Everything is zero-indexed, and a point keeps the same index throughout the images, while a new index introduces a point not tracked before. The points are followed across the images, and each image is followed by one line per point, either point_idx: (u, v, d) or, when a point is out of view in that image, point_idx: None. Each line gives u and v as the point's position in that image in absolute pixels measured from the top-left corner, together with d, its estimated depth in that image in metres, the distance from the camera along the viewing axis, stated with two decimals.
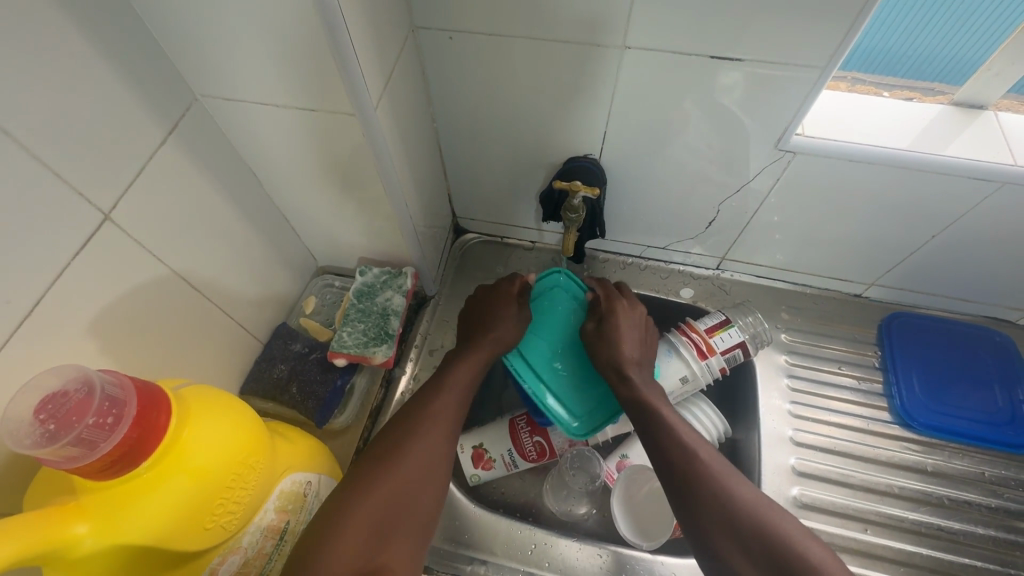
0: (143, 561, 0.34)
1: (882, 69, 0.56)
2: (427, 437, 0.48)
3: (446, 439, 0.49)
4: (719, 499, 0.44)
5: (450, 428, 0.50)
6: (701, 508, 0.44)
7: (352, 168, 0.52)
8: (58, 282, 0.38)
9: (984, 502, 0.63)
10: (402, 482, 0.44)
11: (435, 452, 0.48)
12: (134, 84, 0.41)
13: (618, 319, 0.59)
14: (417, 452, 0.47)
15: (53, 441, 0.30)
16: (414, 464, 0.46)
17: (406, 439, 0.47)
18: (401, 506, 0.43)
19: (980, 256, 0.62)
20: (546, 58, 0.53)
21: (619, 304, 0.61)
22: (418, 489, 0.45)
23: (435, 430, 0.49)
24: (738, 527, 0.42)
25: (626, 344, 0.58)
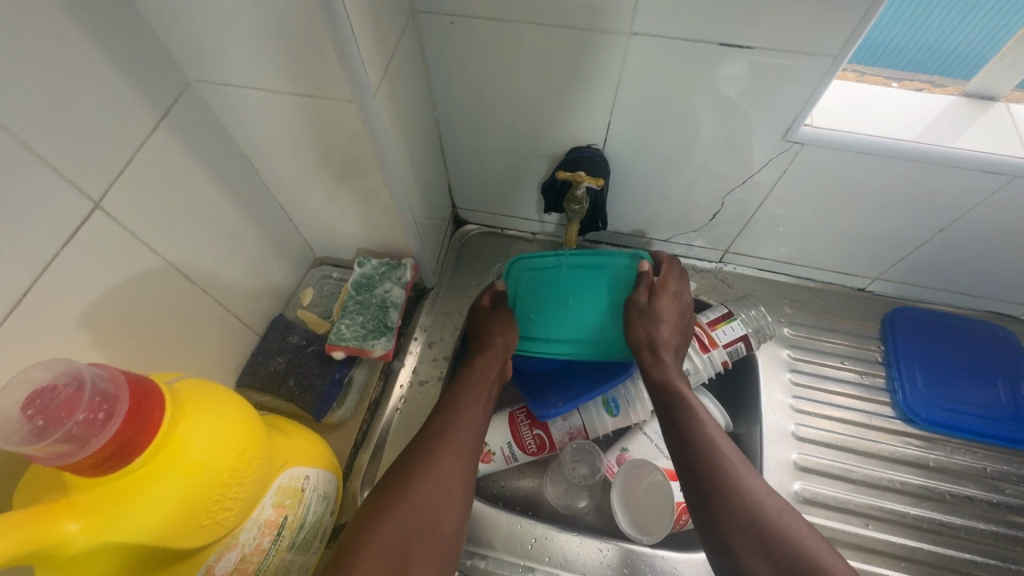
0: (138, 559, 0.34)
1: (886, 63, 0.56)
2: (449, 458, 0.49)
3: (468, 460, 0.50)
4: (733, 502, 0.44)
5: (470, 451, 0.51)
6: (718, 508, 0.45)
7: (351, 157, 0.51)
8: (45, 274, 0.37)
9: (986, 498, 0.63)
10: (426, 505, 0.45)
11: (458, 473, 0.48)
12: (124, 67, 0.39)
13: (665, 298, 0.59)
14: (439, 474, 0.47)
15: (41, 437, 0.29)
16: (437, 486, 0.46)
17: (429, 462, 0.48)
18: (426, 530, 0.44)
19: (986, 250, 0.62)
20: (550, 45, 0.51)
21: (672, 285, 0.61)
22: (441, 513, 0.45)
23: (455, 450, 0.50)
24: (751, 529, 0.43)
25: (669, 323, 0.58)
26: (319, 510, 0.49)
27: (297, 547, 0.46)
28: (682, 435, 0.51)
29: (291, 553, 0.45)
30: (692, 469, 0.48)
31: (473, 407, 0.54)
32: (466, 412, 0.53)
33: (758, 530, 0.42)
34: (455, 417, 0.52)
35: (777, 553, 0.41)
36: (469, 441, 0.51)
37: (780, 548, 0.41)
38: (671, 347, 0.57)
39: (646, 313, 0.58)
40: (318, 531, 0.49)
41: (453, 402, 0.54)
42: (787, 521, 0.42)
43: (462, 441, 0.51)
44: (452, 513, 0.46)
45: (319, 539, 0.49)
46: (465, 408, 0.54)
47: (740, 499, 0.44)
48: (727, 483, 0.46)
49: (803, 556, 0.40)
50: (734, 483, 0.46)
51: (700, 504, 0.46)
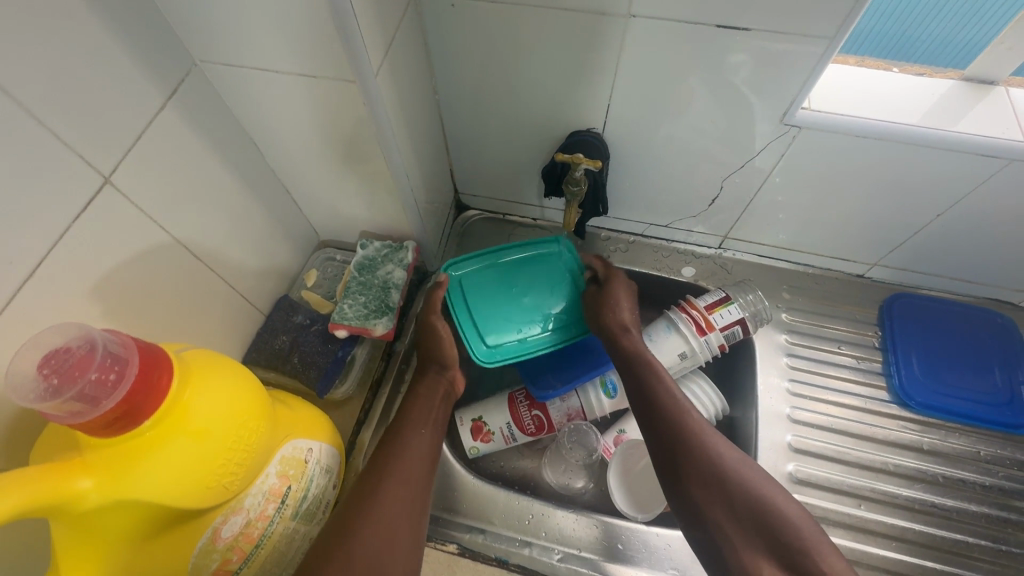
0: (148, 519, 0.35)
1: (887, 52, 0.56)
2: (395, 487, 0.45)
3: (417, 485, 0.47)
4: (716, 495, 0.44)
5: (419, 476, 0.47)
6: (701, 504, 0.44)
7: (352, 139, 0.52)
8: (59, 246, 0.38)
9: (979, 481, 0.63)
10: (370, 544, 0.40)
11: (405, 503, 0.45)
12: (132, 47, 0.41)
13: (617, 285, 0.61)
14: (382, 509, 0.43)
15: (56, 395, 0.31)
16: (384, 519, 0.43)
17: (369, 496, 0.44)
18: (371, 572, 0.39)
19: (985, 236, 0.62)
20: (549, 27, 0.52)
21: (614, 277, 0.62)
22: (387, 548, 0.41)
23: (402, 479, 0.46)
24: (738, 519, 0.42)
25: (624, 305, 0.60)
26: (322, 483, 0.50)
27: (301, 516, 0.47)
28: (653, 432, 0.49)
29: (295, 522, 0.47)
30: (666, 468, 0.47)
31: (423, 431, 0.52)
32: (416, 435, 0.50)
33: (745, 519, 0.42)
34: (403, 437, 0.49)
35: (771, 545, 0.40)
36: (419, 463, 0.48)
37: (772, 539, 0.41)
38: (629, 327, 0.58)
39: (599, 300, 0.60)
40: (321, 503, 0.50)
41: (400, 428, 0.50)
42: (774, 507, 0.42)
43: (410, 465, 0.47)
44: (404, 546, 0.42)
45: (323, 511, 0.51)
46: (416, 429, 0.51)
47: (723, 491, 0.44)
48: (704, 477, 0.45)
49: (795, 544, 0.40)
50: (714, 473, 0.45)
51: (681, 501, 0.45)
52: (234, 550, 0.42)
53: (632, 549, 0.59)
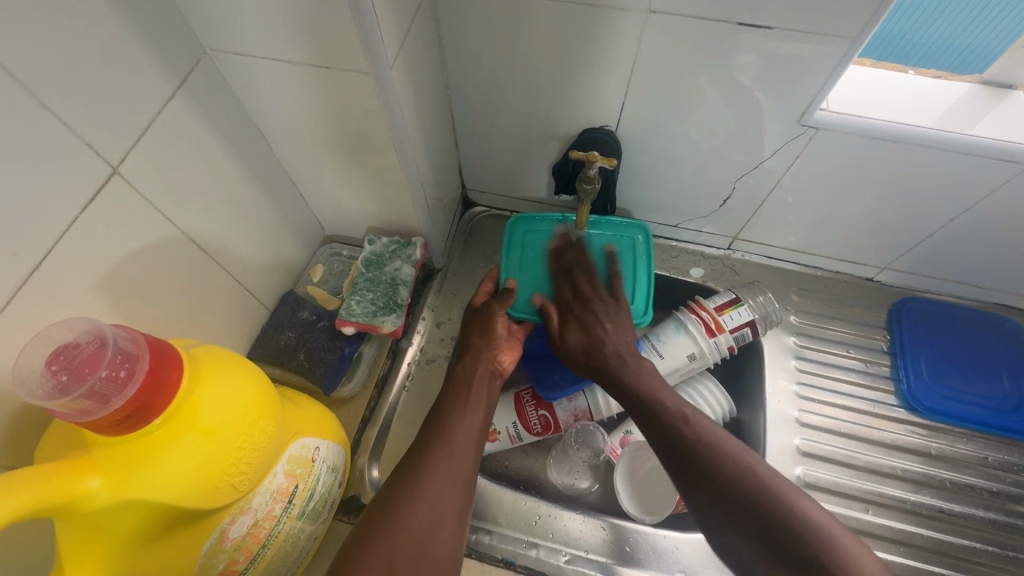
0: (156, 518, 0.34)
1: (904, 56, 0.55)
2: (442, 472, 0.46)
3: (464, 474, 0.47)
4: (726, 502, 0.43)
5: (467, 464, 0.47)
6: (712, 509, 0.43)
7: (364, 132, 0.51)
8: (66, 236, 0.37)
9: (986, 486, 0.63)
10: (416, 527, 0.42)
11: (451, 491, 0.45)
12: (142, 33, 0.39)
13: (574, 330, 0.57)
14: (430, 493, 0.44)
15: (65, 393, 0.30)
16: (432, 504, 0.43)
17: (416, 481, 0.44)
18: (415, 554, 0.41)
19: (997, 242, 0.61)
20: (565, 23, 0.51)
21: (571, 312, 0.59)
22: (432, 533, 0.42)
23: (446, 467, 0.46)
24: (749, 527, 0.41)
25: (571, 335, 0.57)
26: (328, 481, 0.49)
27: (307, 516, 0.47)
28: (659, 440, 0.48)
29: (301, 521, 0.46)
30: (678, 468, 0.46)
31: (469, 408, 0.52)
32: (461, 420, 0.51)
33: (755, 526, 0.41)
34: (450, 423, 0.50)
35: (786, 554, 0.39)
36: (465, 451, 0.48)
37: (788, 547, 0.39)
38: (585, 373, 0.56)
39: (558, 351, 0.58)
40: (327, 501, 0.50)
41: (447, 412, 0.51)
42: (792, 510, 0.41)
43: (458, 455, 0.47)
44: (448, 530, 0.43)
45: (328, 509, 0.50)
46: (463, 414, 0.51)
47: (735, 498, 0.42)
48: (714, 480, 0.43)
49: (819, 546, 0.38)
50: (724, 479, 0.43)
51: (697, 507, 0.44)
52: (241, 551, 0.41)
53: (640, 552, 0.59)
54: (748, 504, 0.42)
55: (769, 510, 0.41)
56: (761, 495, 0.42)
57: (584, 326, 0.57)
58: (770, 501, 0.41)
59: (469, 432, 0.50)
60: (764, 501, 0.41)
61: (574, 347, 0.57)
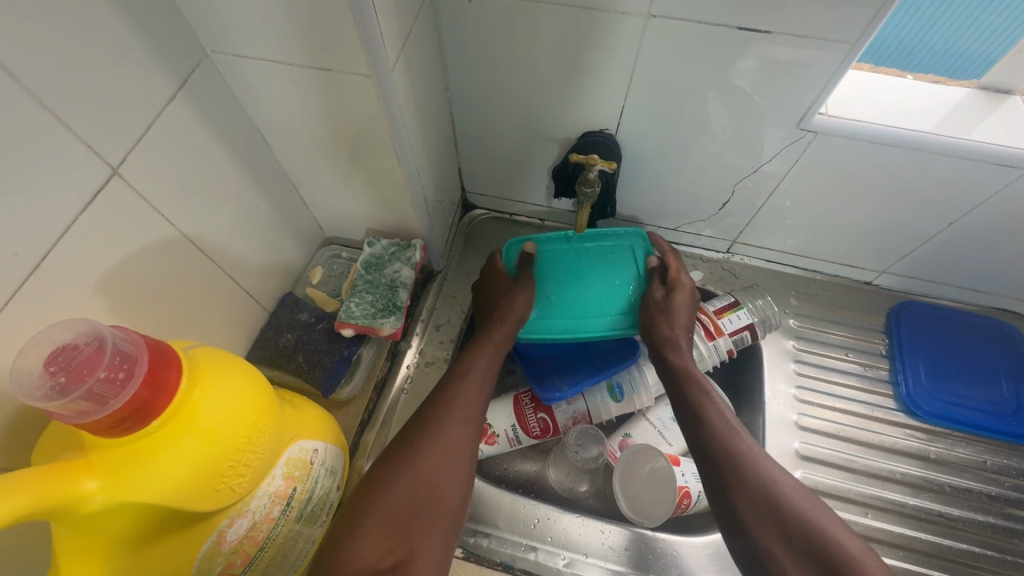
0: (154, 520, 0.34)
1: (902, 62, 0.56)
2: (449, 437, 0.46)
3: (475, 427, 0.48)
4: (752, 494, 0.43)
5: (477, 418, 0.49)
6: (737, 499, 0.43)
7: (364, 134, 0.51)
8: (65, 237, 0.37)
9: (984, 490, 0.63)
10: (430, 472, 0.43)
11: (465, 444, 0.46)
12: (144, 35, 0.39)
13: (681, 291, 0.60)
14: (445, 441, 0.45)
15: (63, 394, 0.30)
16: (446, 450, 0.45)
17: (421, 441, 0.45)
18: (429, 497, 0.42)
19: (995, 246, 0.62)
20: (566, 26, 0.51)
21: (683, 275, 0.61)
22: (439, 486, 0.43)
23: (461, 420, 0.48)
24: (771, 520, 0.41)
25: (676, 295, 0.59)
26: (326, 484, 0.49)
27: (305, 519, 0.46)
28: (692, 429, 0.50)
29: (299, 524, 0.46)
30: (707, 466, 0.47)
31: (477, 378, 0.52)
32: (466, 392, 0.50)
33: (778, 519, 0.41)
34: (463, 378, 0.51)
35: (807, 550, 0.39)
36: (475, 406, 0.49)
37: (809, 544, 0.39)
38: (654, 337, 0.58)
39: (654, 305, 0.59)
40: (325, 504, 0.49)
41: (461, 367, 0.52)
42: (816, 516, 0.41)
43: (465, 418, 0.48)
44: (456, 488, 0.44)
45: (325, 512, 0.50)
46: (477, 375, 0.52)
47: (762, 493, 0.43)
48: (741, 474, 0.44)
49: (837, 548, 0.39)
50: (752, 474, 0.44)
51: (719, 506, 0.45)
52: (238, 554, 0.41)
53: (638, 556, 0.59)
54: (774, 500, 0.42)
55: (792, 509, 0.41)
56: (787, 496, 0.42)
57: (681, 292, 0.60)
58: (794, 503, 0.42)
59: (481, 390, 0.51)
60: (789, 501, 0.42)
61: (659, 300, 0.59)
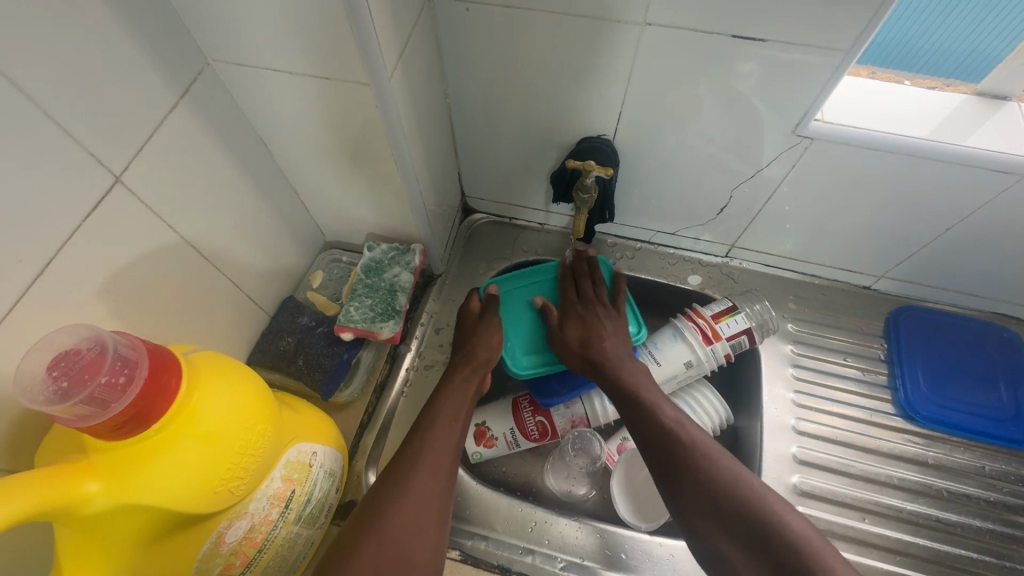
0: (155, 522, 0.35)
1: (901, 62, 0.56)
2: (420, 490, 0.46)
3: (445, 484, 0.47)
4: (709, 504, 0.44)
5: (447, 473, 0.48)
6: (694, 512, 0.44)
7: (363, 141, 0.51)
8: (69, 242, 0.38)
9: (983, 496, 0.63)
10: (399, 536, 0.42)
11: (434, 498, 0.46)
12: (147, 45, 0.40)
13: (593, 321, 0.61)
14: (415, 498, 0.45)
15: (65, 398, 0.30)
16: (415, 510, 0.44)
17: (394, 496, 0.44)
18: (401, 559, 0.41)
19: (993, 251, 0.62)
20: (562, 33, 0.51)
21: (595, 307, 0.62)
22: (412, 543, 0.42)
23: (431, 472, 0.47)
24: (729, 526, 0.42)
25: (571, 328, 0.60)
26: (325, 486, 0.50)
27: (304, 521, 0.47)
28: (646, 433, 0.50)
29: (298, 526, 0.46)
30: (663, 470, 0.47)
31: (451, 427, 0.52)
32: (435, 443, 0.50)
33: (734, 525, 0.42)
34: (431, 432, 0.50)
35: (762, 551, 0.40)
36: (446, 463, 0.49)
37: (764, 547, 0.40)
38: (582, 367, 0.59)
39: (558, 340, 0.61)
40: (323, 506, 0.50)
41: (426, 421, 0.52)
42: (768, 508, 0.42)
43: (441, 469, 0.48)
44: (429, 542, 0.43)
45: (324, 514, 0.51)
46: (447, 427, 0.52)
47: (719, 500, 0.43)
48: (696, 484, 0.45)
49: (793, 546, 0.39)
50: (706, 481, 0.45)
51: (679, 509, 0.45)
52: (237, 555, 0.42)
53: (635, 559, 0.59)
54: (730, 504, 0.43)
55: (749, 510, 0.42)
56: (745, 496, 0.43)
57: (584, 322, 0.61)
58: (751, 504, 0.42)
59: (449, 443, 0.51)
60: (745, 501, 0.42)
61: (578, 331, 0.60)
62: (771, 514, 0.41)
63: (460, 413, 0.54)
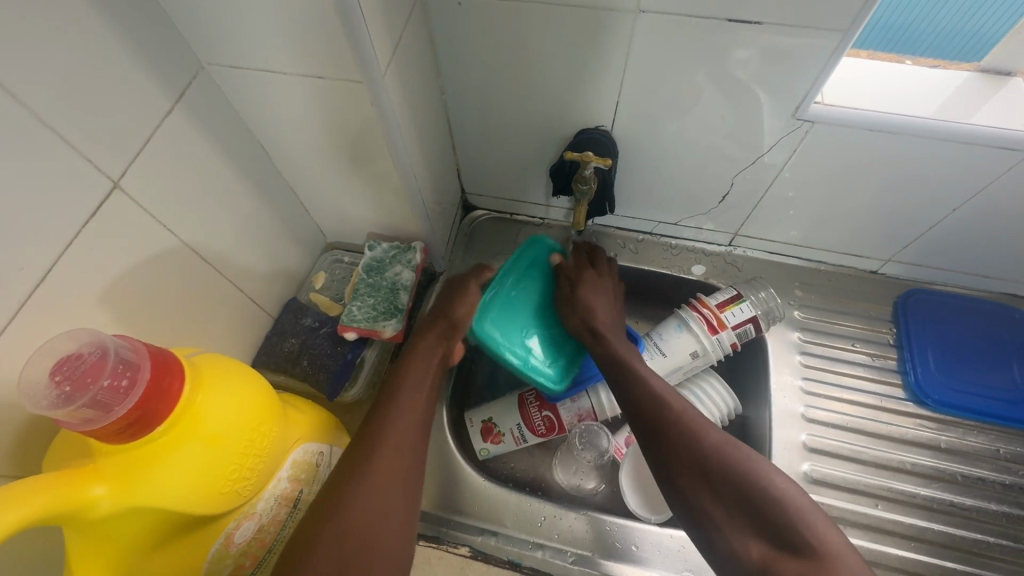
0: (162, 525, 0.35)
1: (935, 50, 0.55)
2: (390, 456, 0.45)
3: (412, 465, 0.46)
4: (706, 478, 0.43)
5: (413, 452, 0.46)
6: (692, 488, 0.44)
7: (360, 140, 0.51)
8: (69, 250, 0.38)
9: (998, 479, 0.62)
10: (366, 519, 0.41)
11: (399, 479, 0.44)
12: (140, 50, 0.40)
13: (585, 283, 0.61)
14: (376, 491, 0.42)
15: (68, 402, 0.30)
16: (372, 500, 0.42)
17: (360, 473, 0.43)
18: (366, 542, 0.40)
19: (1001, 232, 0.61)
20: (557, 25, 0.51)
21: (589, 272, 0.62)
22: (379, 521, 0.41)
23: (392, 447, 0.45)
24: (738, 515, 0.41)
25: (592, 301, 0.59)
26: None
27: None
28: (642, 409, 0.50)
29: None
30: (653, 448, 0.47)
31: (421, 389, 0.51)
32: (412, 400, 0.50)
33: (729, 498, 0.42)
34: (395, 401, 0.49)
35: (757, 520, 0.40)
36: (411, 444, 0.47)
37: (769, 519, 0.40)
38: (581, 332, 0.58)
39: (566, 301, 0.60)
40: None
41: (392, 391, 0.50)
42: (777, 489, 0.41)
43: (405, 441, 0.46)
44: (397, 519, 0.42)
45: None
46: (413, 390, 0.50)
47: (714, 478, 0.43)
48: (692, 472, 0.44)
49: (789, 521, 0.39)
50: (697, 457, 0.44)
51: (670, 486, 0.45)
52: (246, 556, 0.42)
53: (645, 551, 0.58)
54: (726, 484, 0.42)
55: (751, 495, 0.41)
56: (734, 468, 0.43)
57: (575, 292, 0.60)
58: (745, 478, 0.42)
59: (420, 401, 0.50)
60: (737, 472, 0.43)
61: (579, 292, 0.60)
62: (768, 488, 0.41)
63: (425, 379, 0.52)
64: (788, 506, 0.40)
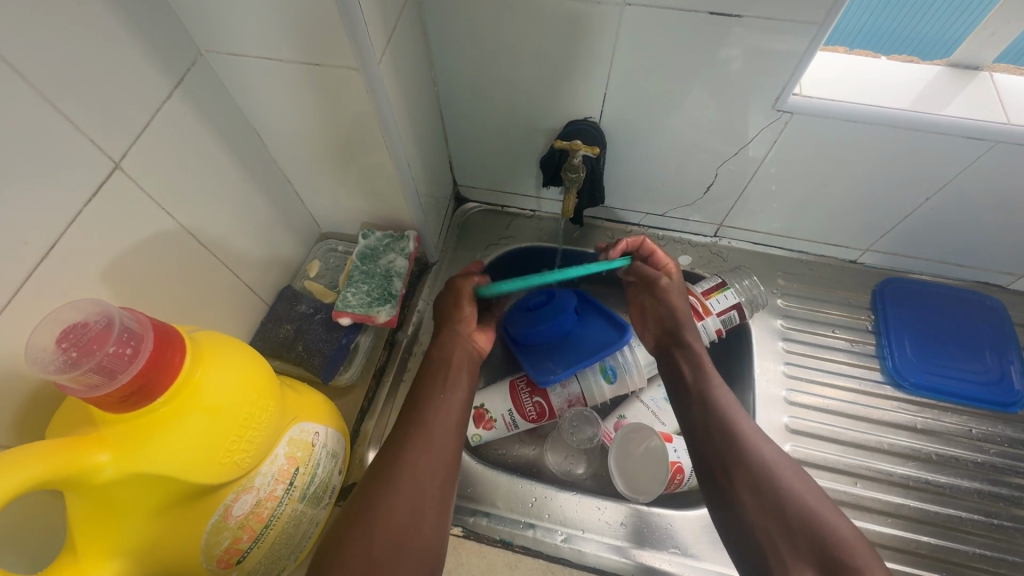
0: (163, 493, 0.36)
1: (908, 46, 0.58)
2: (420, 462, 0.47)
3: (442, 469, 0.47)
4: (758, 493, 0.45)
5: (445, 458, 0.48)
6: (745, 500, 0.45)
7: (356, 129, 0.53)
8: (70, 227, 0.39)
9: (971, 458, 0.65)
10: (396, 523, 0.43)
11: (427, 482, 0.46)
12: (140, 35, 0.41)
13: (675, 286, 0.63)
14: (404, 495, 0.44)
15: (75, 367, 0.32)
16: (403, 506, 0.44)
17: (391, 475, 0.45)
18: (396, 545, 0.42)
19: (971, 221, 0.63)
20: (546, 18, 0.52)
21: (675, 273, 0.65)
22: (410, 524, 0.43)
23: (420, 450, 0.47)
24: (790, 535, 0.42)
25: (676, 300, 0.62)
26: (328, 467, 0.51)
27: (309, 499, 0.48)
28: (699, 416, 0.52)
29: (302, 505, 0.47)
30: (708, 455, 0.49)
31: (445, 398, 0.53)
32: (442, 407, 0.52)
33: (790, 520, 0.43)
34: (427, 409, 0.51)
35: (805, 539, 0.42)
36: (443, 448, 0.48)
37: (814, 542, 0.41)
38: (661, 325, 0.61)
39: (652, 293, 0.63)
40: (327, 487, 0.51)
41: (420, 401, 0.52)
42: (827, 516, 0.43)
43: (436, 443, 0.48)
44: (427, 523, 0.44)
45: (328, 495, 0.51)
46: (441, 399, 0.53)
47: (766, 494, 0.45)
48: (755, 488, 0.45)
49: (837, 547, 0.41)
50: (754, 470, 0.46)
51: (720, 494, 0.47)
52: (244, 530, 0.43)
53: (633, 530, 0.60)
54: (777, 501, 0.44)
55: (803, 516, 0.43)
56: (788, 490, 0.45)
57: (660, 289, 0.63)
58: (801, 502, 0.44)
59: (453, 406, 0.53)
60: (794, 494, 0.44)
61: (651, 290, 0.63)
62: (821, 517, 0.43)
63: (455, 389, 0.54)
64: (835, 533, 0.42)
